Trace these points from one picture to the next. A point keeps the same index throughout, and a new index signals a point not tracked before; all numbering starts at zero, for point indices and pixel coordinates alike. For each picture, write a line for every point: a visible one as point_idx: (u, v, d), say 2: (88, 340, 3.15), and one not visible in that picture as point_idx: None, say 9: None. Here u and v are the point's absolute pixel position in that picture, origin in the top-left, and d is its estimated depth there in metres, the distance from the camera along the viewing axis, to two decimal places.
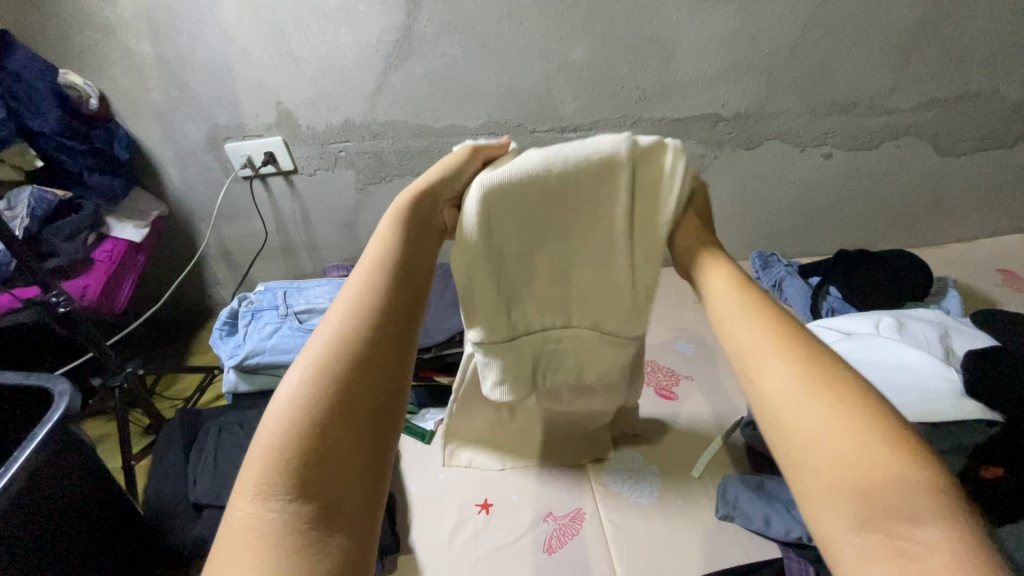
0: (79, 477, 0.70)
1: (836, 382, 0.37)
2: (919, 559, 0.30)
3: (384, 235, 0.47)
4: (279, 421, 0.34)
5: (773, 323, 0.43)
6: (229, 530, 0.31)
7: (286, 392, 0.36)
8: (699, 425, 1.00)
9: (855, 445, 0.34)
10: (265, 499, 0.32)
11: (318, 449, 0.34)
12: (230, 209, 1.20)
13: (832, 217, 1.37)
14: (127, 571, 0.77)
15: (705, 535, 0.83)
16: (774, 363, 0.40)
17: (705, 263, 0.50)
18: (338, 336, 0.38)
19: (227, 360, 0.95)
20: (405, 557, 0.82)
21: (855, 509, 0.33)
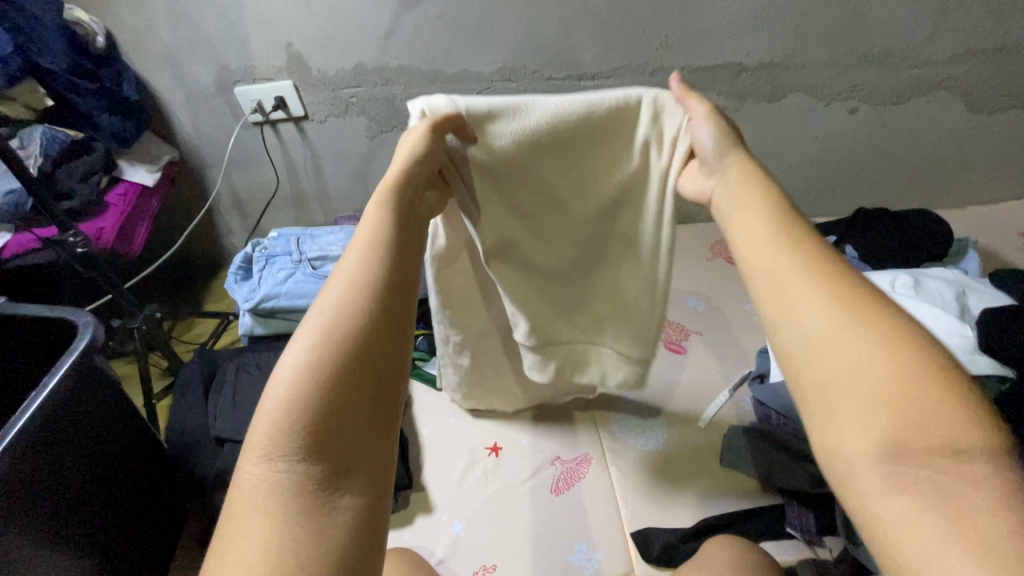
0: (106, 409, 0.73)
1: (876, 317, 0.37)
2: (958, 495, 0.31)
3: (379, 204, 0.46)
4: (286, 384, 0.35)
5: (812, 260, 0.42)
6: (239, 490, 0.33)
7: (291, 360, 0.36)
8: (707, 378, 1.01)
9: (902, 373, 0.34)
10: (273, 461, 0.33)
11: (329, 414, 0.34)
12: (242, 155, 1.19)
13: (853, 174, 1.34)
14: (152, 498, 0.81)
15: (708, 481, 0.86)
16: (800, 291, 0.40)
17: (744, 197, 0.48)
18: (339, 307, 0.38)
19: (243, 303, 0.97)
20: (417, 493, 0.85)
21: (889, 441, 0.33)
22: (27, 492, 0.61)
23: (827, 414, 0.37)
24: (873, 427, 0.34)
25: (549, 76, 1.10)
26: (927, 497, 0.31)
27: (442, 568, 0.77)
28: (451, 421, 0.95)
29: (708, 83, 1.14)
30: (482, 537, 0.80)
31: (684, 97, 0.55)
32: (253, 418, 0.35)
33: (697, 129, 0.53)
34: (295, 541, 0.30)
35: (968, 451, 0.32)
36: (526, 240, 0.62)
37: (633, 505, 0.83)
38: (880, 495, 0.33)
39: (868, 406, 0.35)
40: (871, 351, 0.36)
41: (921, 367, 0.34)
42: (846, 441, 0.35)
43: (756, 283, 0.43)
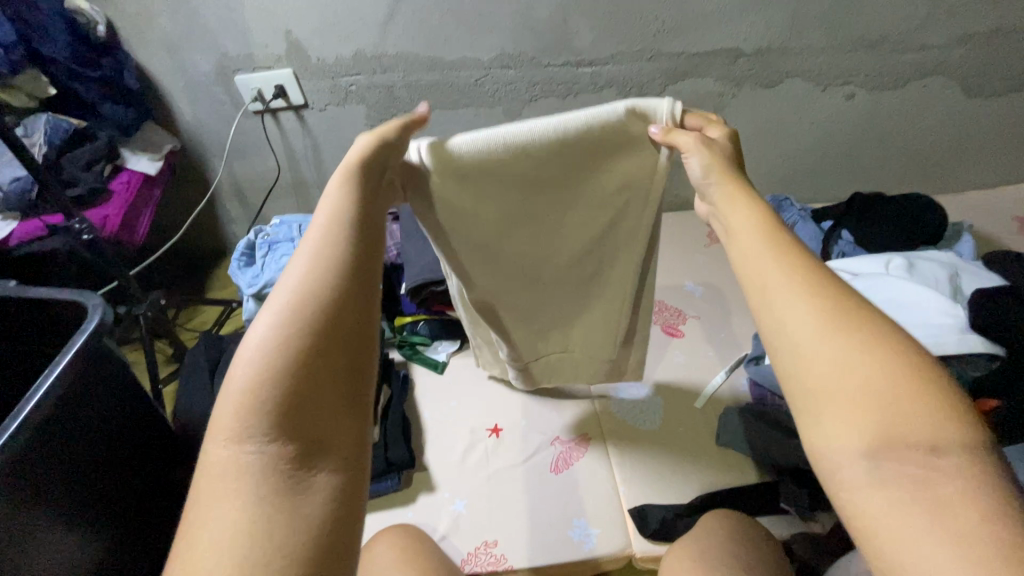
0: (114, 392, 0.74)
1: (859, 320, 0.38)
2: (935, 487, 0.32)
3: (340, 187, 0.46)
4: (250, 366, 0.35)
5: (799, 267, 0.41)
6: (208, 472, 0.34)
7: (254, 341, 0.36)
8: (703, 361, 1.02)
9: (883, 377, 0.35)
10: (241, 443, 0.34)
11: (293, 394, 0.36)
12: (242, 143, 1.20)
13: (849, 160, 1.35)
14: (162, 475, 0.84)
15: (705, 460, 0.88)
16: (787, 298, 0.40)
17: (727, 206, 0.48)
18: (302, 288, 0.39)
19: (246, 289, 0.97)
20: (419, 473, 0.87)
21: (873, 439, 0.34)
22: (43, 468, 0.63)
23: (813, 416, 0.37)
24: (854, 425, 0.35)
25: (547, 63, 1.11)
26: (907, 489, 0.32)
27: (444, 543, 0.79)
28: (451, 403, 0.97)
29: (705, 68, 1.15)
30: (483, 516, 0.82)
31: (670, 136, 0.54)
32: (219, 400, 0.36)
33: (688, 158, 0.52)
34: (268, 519, 0.32)
35: (943, 445, 0.32)
36: (537, 258, 0.67)
37: (630, 484, 0.85)
38: (864, 489, 0.34)
39: (850, 407, 0.35)
40: (856, 355, 0.36)
41: (904, 369, 0.35)
42: (834, 443, 0.36)
43: (749, 293, 0.43)
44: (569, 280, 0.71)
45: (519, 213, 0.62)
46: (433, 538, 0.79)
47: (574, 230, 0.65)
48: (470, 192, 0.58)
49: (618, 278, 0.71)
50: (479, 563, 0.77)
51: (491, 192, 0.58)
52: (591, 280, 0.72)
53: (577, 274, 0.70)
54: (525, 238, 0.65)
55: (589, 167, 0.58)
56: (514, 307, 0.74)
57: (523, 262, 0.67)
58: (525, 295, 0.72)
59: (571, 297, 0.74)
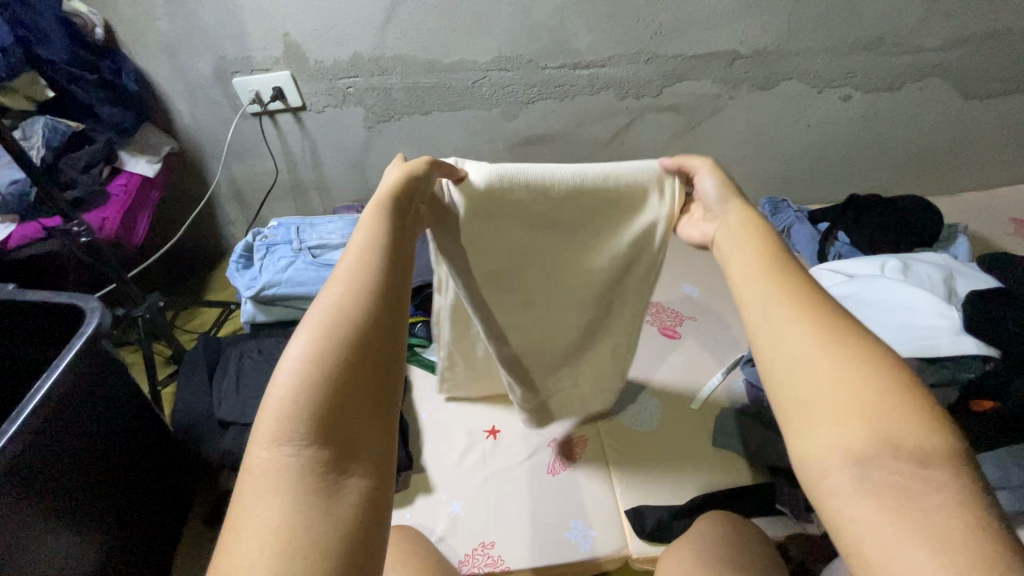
0: (112, 394, 0.74)
1: (850, 336, 0.38)
2: (921, 497, 0.32)
3: (378, 208, 0.47)
4: (294, 372, 0.36)
5: (793, 291, 0.42)
6: (248, 471, 0.34)
7: (295, 350, 0.37)
8: (700, 363, 1.03)
9: (874, 392, 0.35)
10: (280, 444, 0.34)
11: (332, 402, 0.36)
12: (240, 145, 1.20)
13: (846, 161, 1.35)
14: (161, 477, 0.84)
15: (702, 461, 0.88)
16: (783, 318, 0.41)
17: (737, 238, 0.49)
18: (343, 302, 0.39)
19: (244, 291, 0.95)
20: (417, 475, 0.88)
21: (862, 450, 0.34)
22: (43, 470, 0.63)
23: (802, 427, 0.37)
24: (844, 434, 0.35)
25: (545, 65, 1.11)
26: (893, 498, 0.32)
27: (441, 544, 0.79)
28: (448, 405, 0.97)
29: (702, 70, 1.15)
30: (479, 518, 0.82)
31: (679, 163, 0.58)
32: (261, 404, 0.36)
33: (701, 177, 0.56)
34: (303, 520, 0.32)
35: (930, 456, 0.33)
36: (546, 288, 0.67)
37: (626, 486, 0.85)
38: (852, 497, 0.34)
39: (841, 417, 0.36)
40: (846, 368, 0.37)
41: (895, 385, 0.35)
42: (822, 453, 0.36)
43: (746, 314, 0.44)
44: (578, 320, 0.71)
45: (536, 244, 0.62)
46: (431, 539, 0.79)
47: (584, 265, 0.65)
48: (486, 222, 0.59)
49: (620, 317, 0.72)
50: (475, 565, 0.77)
51: (511, 221, 0.59)
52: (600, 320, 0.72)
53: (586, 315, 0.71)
54: (539, 267, 0.65)
55: (602, 215, 0.61)
56: (524, 337, 0.72)
57: (533, 298, 0.68)
58: (534, 328, 0.71)
59: (576, 332, 0.73)
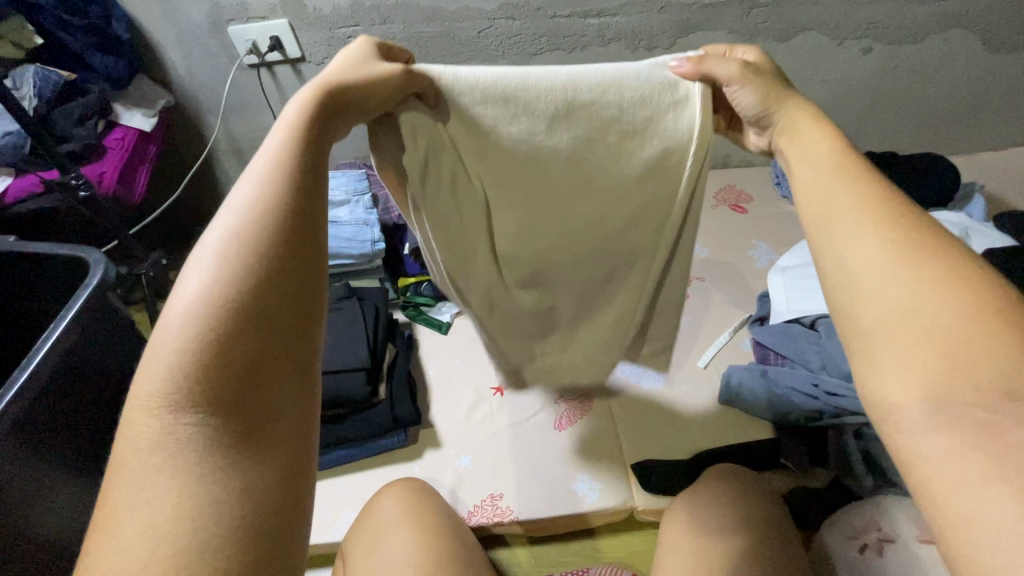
0: (116, 349, 0.74)
1: (934, 255, 0.37)
2: (1003, 431, 0.30)
3: (286, 135, 0.40)
4: (182, 333, 0.32)
5: (868, 202, 0.41)
6: (133, 443, 0.31)
7: (177, 312, 0.32)
8: (707, 321, 1.03)
9: (951, 318, 0.34)
10: (171, 416, 0.31)
11: (229, 368, 0.32)
12: (239, 99, 1.16)
13: (863, 118, 1.31)
14: None
15: (708, 415, 0.89)
16: (856, 229, 0.40)
17: (797, 140, 0.47)
18: (240, 252, 0.34)
19: None
20: (426, 429, 0.89)
21: (935, 382, 0.33)
22: (53, 421, 0.64)
23: (871, 359, 0.37)
24: (919, 369, 0.34)
25: (553, 13, 1.06)
26: (970, 434, 0.31)
27: (450, 497, 0.80)
28: (457, 361, 0.97)
29: (718, 20, 1.10)
30: (490, 471, 0.83)
31: (701, 66, 0.48)
32: (139, 372, 0.32)
33: (736, 94, 0.49)
34: (199, 495, 0.29)
35: (1019, 392, 0.31)
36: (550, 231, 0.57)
37: (634, 441, 0.86)
38: (923, 432, 0.33)
39: (916, 348, 0.35)
40: (925, 293, 0.36)
41: (978, 308, 0.34)
42: (891, 385, 0.35)
43: (812, 234, 0.44)
44: (576, 268, 0.61)
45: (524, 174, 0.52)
46: (441, 492, 0.80)
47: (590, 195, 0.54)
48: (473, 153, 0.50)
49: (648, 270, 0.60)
50: (484, 515, 0.79)
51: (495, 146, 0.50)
52: (602, 273, 0.62)
53: (587, 263, 0.60)
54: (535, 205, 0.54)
55: (601, 124, 0.49)
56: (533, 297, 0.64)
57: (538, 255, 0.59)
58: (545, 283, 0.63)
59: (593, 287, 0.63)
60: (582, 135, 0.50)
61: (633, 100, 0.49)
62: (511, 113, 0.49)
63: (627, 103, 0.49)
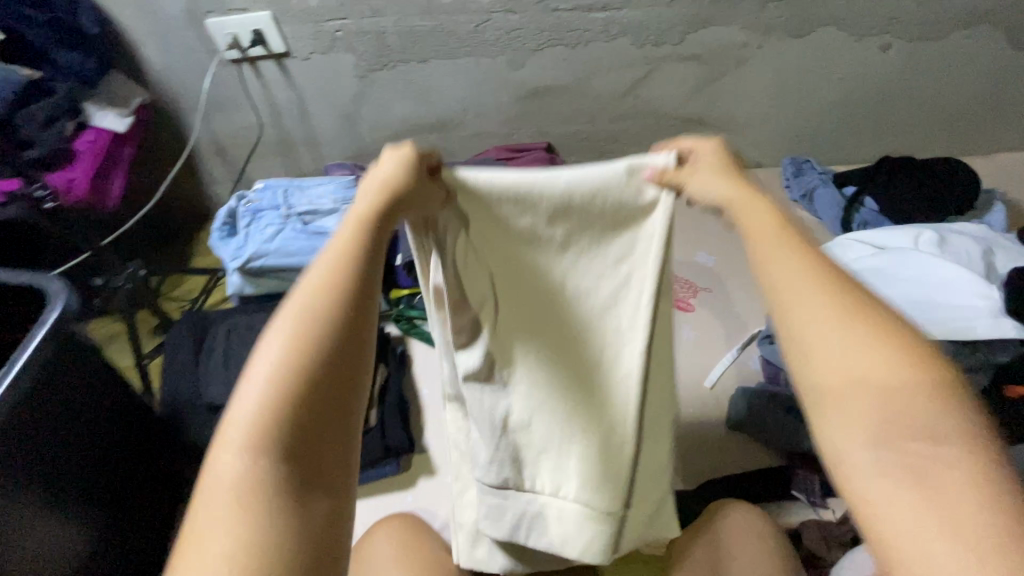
0: (86, 382, 0.67)
1: (871, 317, 0.34)
2: (935, 471, 0.30)
3: (369, 195, 0.39)
4: (269, 382, 0.33)
5: (818, 271, 0.36)
6: (213, 479, 0.32)
7: (265, 360, 0.33)
8: (714, 339, 0.98)
9: (881, 365, 0.33)
10: (251, 458, 0.32)
11: (307, 419, 0.33)
12: (220, 96, 1.09)
13: (880, 119, 1.24)
14: (152, 482, 0.76)
15: (712, 440, 0.86)
16: (800, 293, 0.35)
17: (744, 211, 0.40)
18: (325, 311, 0.35)
19: (231, 262, 0.87)
20: (420, 455, 0.84)
21: (875, 430, 0.32)
22: (19, 460, 0.57)
23: (819, 418, 0.34)
24: (861, 422, 0.32)
25: (555, 6, 1.00)
26: (911, 475, 0.30)
27: (444, 531, 0.77)
28: None
29: (729, 15, 1.04)
30: None
31: (670, 175, 0.41)
32: (228, 411, 0.33)
33: (695, 186, 0.42)
34: (269, 535, 0.31)
35: (942, 434, 0.31)
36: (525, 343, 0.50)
37: None
38: (861, 476, 0.32)
39: (858, 405, 0.33)
40: (871, 350, 0.33)
41: (911, 366, 0.33)
42: (844, 445, 0.33)
43: (760, 291, 0.38)
44: (561, 385, 0.51)
45: (504, 282, 0.47)
46: (434, 527, 0.76)
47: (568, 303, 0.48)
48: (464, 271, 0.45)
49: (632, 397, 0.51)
50: None
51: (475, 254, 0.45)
52: (588, 390, 0.51)
53: (575, 378, 0.51)
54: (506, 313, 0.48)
55: (579, 228, 0.44)
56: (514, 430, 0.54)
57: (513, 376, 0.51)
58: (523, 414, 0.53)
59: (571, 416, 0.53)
60: (560, 236, 0.44)
61: (613, 204, 0.43)
62: (507, 218, 0.43)
63: (608, 207, 0.43)
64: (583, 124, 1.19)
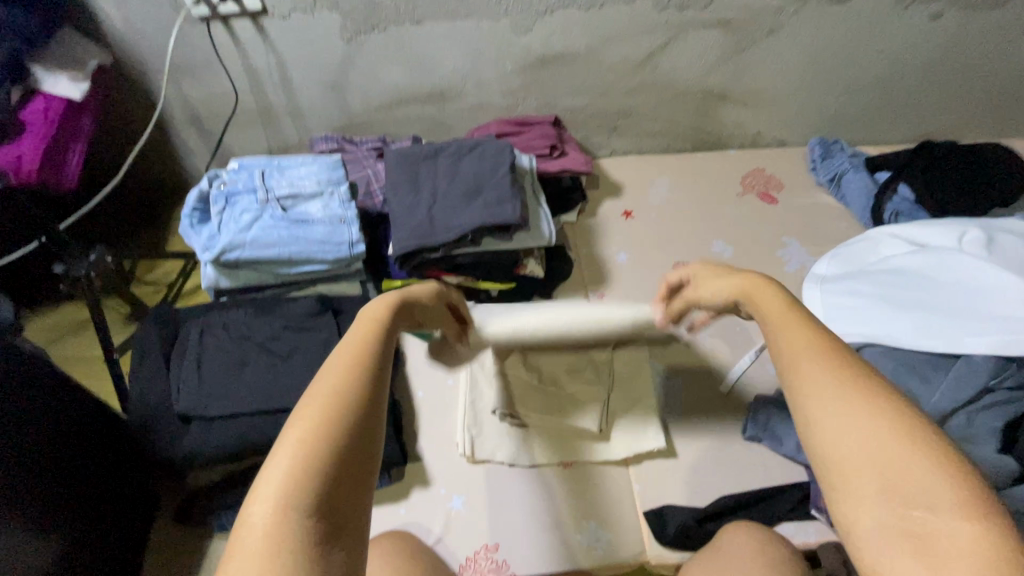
0: (24, 396, 0.59)
1: (862, 382, 0.39)
2: (941, 546, 0.31)
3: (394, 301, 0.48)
4: (304, 437, 0.35)
5: (810, 341, 0.43)
6: (244, 528, 0.33)
7: (304, 417, 0.37)
8: (732, 339, 0.91)
9: (887, 442, 0.35)
10: (280, 509, 0.33)
11: (332, 474, 0.35)
12: (189, 58, 0.97)
13: (920, 97, 1.14)
14: (115, 501, 0.69)
15: (729, 452, 0.80)
16: (795, 363, 0.42)
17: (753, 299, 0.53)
18: (357, 381, 0.39)
19: (202, 254, 0.79)
20: (413, 465, 0.78)
21: (880, 500, 0.34)
22: None
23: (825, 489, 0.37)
24: (864, 493, 0.35)
25: None
26: (914, 550, 0.32)
27: (437, 549, 0.71)
28: (449, 382, 0.86)
29: None
30: (483, 514, 0.74)
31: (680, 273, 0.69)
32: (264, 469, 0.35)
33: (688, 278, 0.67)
34: None
35: (943, 506, 0.32)
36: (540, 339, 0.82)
37: (647, 480, 0.77)
38: (877, 553, 0.33)
39: (859, 472, 0.35)
40: (866, 418, 0.37)
41: (905, 430, 0.36)
42: (848, 513, 0.35)
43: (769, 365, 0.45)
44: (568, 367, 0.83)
45: None
46: (427, 543, 0.71)
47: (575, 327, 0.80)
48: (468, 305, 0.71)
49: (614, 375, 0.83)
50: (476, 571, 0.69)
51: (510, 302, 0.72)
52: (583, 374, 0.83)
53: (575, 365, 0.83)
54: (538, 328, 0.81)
55: None
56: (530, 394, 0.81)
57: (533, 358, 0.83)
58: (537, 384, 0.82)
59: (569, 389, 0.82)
60: None
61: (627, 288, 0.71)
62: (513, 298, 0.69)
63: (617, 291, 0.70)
64: (594, 97, 1.08)
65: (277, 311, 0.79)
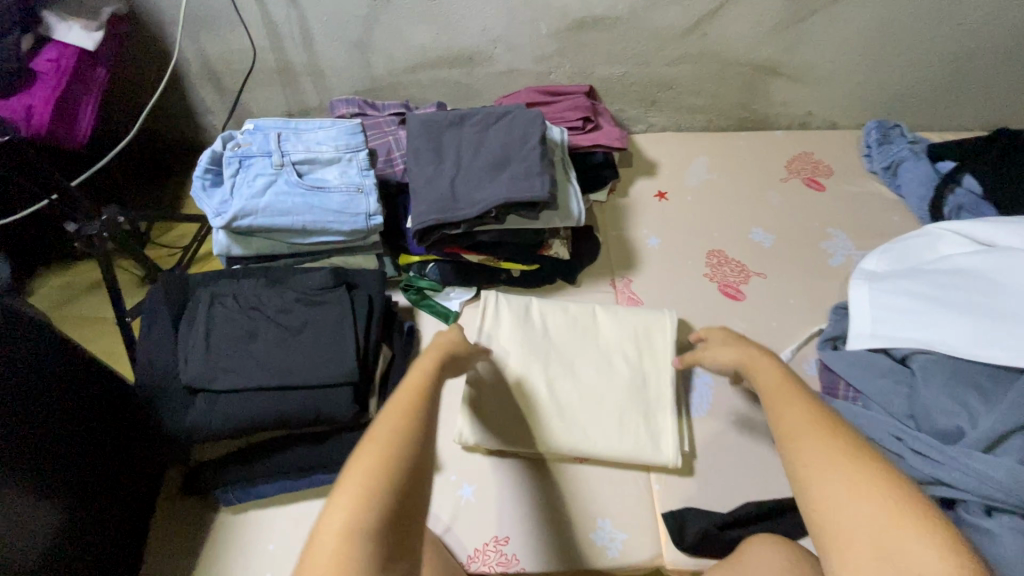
0: (25, 361, 0.57)
1: (852, 454, 0.46)
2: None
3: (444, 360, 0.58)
4: (382, 469, 0.43)
5: (810, 414, 0.51)
6: (331, 541, 0.40)
7: (381, 452, 0.44)
8: (765, 337, 0.86)
9: (872, 507, 0.42)
10: (362, 525, 0.40)
11: (404, 499, 0.42)
12: (207, 9, 0.92)
13: (994, 81, 1.03)
14: (121, 470, 0.67)
15: (756, 455, 0.75)
16: (799, 432, 0.49)
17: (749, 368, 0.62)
18: (421, 426, 0.47)
19: (214, 219, 0.76)
20: None
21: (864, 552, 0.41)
22: None
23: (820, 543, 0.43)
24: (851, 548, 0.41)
25: None
26: None
27: (446, 538, 0.68)
28: None
29: None
30: (495, 504, 0.71)
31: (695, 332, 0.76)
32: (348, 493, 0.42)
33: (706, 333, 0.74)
34: None
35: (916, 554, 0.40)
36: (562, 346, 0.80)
37: (667, 481, 0.74)
38: None
39: (848, 533, 0.42)
40: (854, 482, 0.44)
41: (887, 494, 0.43)
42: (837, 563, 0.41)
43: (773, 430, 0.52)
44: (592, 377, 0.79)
45: None
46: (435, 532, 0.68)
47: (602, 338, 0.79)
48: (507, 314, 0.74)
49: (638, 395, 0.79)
50: (484, 563, 0.67)
51: None
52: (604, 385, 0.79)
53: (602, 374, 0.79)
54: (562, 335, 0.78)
55: None
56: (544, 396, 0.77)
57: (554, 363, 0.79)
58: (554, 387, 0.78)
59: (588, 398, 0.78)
60: None
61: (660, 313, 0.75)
62: None
63: None
64: (634, 67, 1.00)
65: (290, 282, 0.76)
